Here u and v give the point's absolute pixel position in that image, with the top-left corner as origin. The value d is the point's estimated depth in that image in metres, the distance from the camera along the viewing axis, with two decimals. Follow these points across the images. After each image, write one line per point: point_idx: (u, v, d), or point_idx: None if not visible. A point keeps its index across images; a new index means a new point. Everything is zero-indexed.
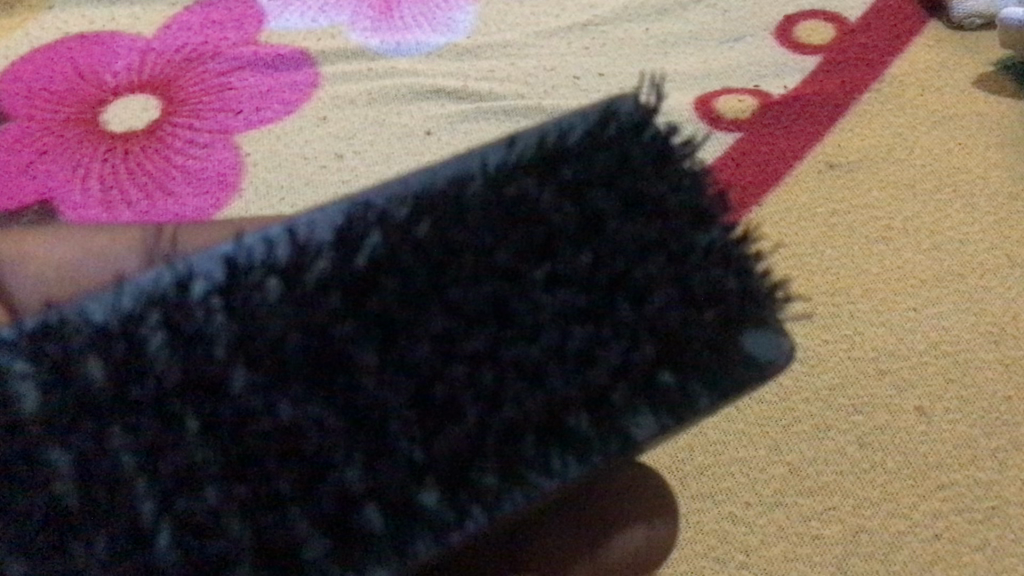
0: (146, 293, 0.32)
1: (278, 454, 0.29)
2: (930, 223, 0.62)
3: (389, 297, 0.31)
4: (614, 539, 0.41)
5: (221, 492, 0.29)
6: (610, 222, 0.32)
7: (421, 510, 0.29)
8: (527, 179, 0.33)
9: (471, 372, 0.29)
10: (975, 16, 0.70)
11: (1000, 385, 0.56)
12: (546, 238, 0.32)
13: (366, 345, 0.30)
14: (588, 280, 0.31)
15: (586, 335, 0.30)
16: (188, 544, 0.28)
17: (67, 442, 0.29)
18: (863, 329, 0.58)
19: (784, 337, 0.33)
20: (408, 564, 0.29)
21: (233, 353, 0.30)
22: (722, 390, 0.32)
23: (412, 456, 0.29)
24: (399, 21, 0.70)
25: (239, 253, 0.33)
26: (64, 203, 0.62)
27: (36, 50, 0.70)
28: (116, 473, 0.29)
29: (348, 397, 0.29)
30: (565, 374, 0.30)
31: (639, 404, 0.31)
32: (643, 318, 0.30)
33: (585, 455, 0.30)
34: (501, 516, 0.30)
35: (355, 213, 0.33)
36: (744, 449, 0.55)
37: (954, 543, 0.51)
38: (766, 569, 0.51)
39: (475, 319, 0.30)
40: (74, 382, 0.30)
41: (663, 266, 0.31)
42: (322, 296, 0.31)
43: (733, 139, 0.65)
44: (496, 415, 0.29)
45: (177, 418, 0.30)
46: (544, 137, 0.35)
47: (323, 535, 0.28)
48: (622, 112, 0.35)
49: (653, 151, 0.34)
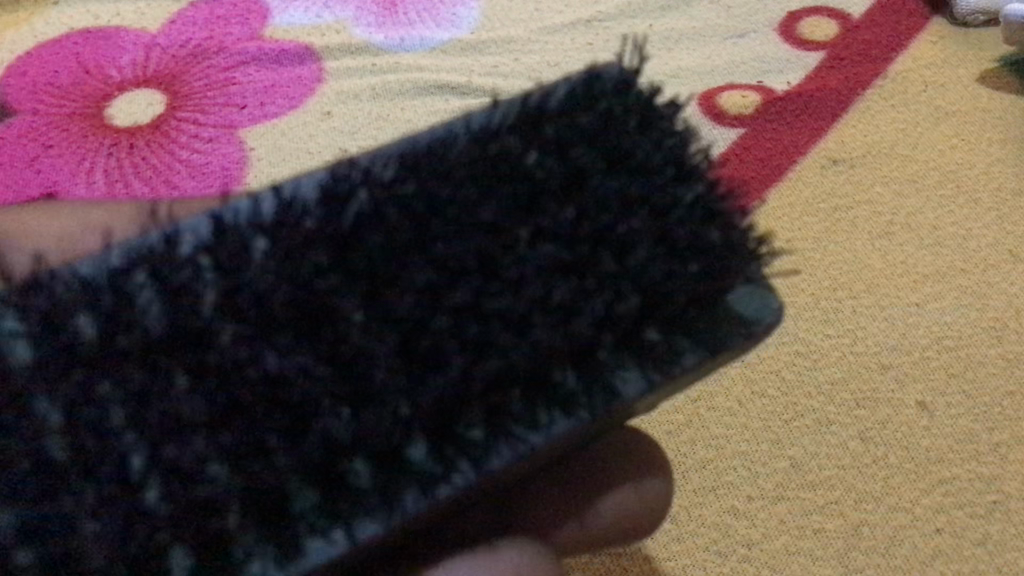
0: (135, 249, 0.33)
1: (265, 404, 0.29)
2: (933, 218, 0.58)
3: (373, 249, 0.31)
4: (601, 503, 0.42)
5: (207, 441, 0.28)
6: (592, 177, 0.32)
7: (409, 463, 0.30)
8: (512, 139, 0.33)
9: (456, 323, 0.29)
10: (979, 12, 0.67)
11: (1002, 379, 0.52)
12: (531, 195, 0.32)
13: (351, 296, 0.30)
14: (573, 235, 0.31)
15: (570, 287, 0.30)
16: (176, 493, 0.28)
17: (55, 395, 0.29)
18: (866, 326, 0.54)
19: (772, 296, 0.34)
20: (396, 521, 0.29)
21: (219, 309, 0.31)
22: (709, 347, 0.32)
23: (399, 410, 0.29)
24: (403, 17, 0.71)
25: (225, 213, 0.34)
26: (70, 196, 0.62)
27: (40, 46, 0.71)
28: (104, 423, 0.29)
29: (332, 346, 0.29)
30: (549, 324, 0.30)
31: (625, 359, 0.31)
32: (627, 270, 0.30)
33: (570, 408, 0.31)
34: (490, 469, 0.30)
35: (339, 173, 0.34)
36: (746, 442, 0.51)
37: (957, 537, 0.47)
38: (767, 564, 0.47)
39: (459, 271, 0.30)
40: (64, 335, 0.30)
41: (646, 220, 0.31)
42: (307, 251, 0.31)
43: (737, 135, 0.63)
44: (479, 367, 0.29)
45: (166, 373, 0.30)
46: (528, 100, 0.35)
47: (313, 487, 0.29)
48: (607, 74, 0.36)
49: (637, 115, 0.34)
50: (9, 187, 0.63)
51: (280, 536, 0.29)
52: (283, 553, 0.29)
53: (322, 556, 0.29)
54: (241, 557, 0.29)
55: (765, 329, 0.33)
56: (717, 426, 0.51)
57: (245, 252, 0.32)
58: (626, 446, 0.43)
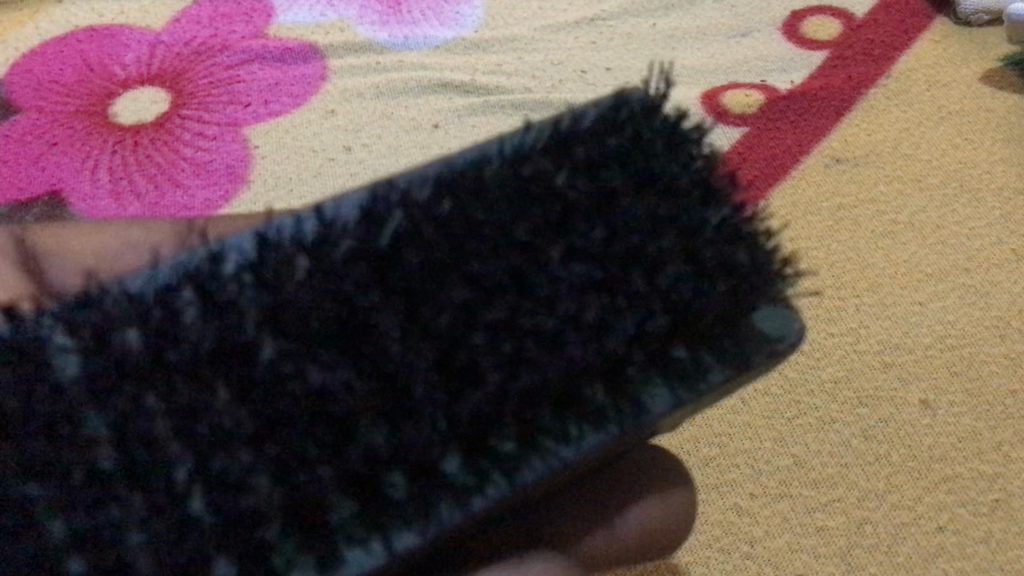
0: (182, 266, 0.34)
1: (309, 418, 0.30)
2: (936, 217, 0.59)
3: (413, 271, 0.32)
4: (627, 513, 0.43)
5: (252, 453, 0.29)
6: (623, 199, 0.33)
7: (444, 476, 0.31)
8: (544, 160, 0.35)
9: (492, 340, 0.31)
10: (982, 11, 0.67)
11: (1005, 378, 0.52)
12: (562, 215, 0.33)
13: (392, 313, 0.31)
14: (603, 254, 0.32)
15: (601, 306, 0.31)
16: (219, 503, 0.29)
17: (106, 407, 0.31)
18: (868, 324, 0.54)
19: (795, 317, 0.35)
20: (432, 532, 0.30)
21: (261, 324, 0.32)
22: (732, 362, 0.33)
23: (437, 422, 0.30)
24: (408, 15, 0.71)
25: (269, 230, 0.35)
26: (74, 194, 0.62)
27: (46, 43, 0.71)
28: (151, 435, 0.30)
29: (373, 361, 0.30)
30: (581, 341, 0.31)
31: (654, 376, 0.32)
32: (657, 289, 0.31)
33: (600, 423, 0.32)
34: (523, 483, 0.31)
35: (379, 193, 0.35)
36: (748, 440, 0.51)
37: (959, 535, 0.48)
38: (771, 561, 0.48)
39: (495, 289, 0.32)
40: (111, 349, 0.32)
41: (674, 241, 0.32)
42: (348, 269, 0.32)
43: (739, 134, 0.63)
44: (515, 383, 0.30)
45: (209, 386, 0.31)
46: (557, 125, 0.36)
47: (351, 499, 0.30)
48: (634, 99, 0.37)
49: (663, 138, 0.36)
50: (14, 186, 0.63)
51: (322, 547, 0.30)
52: (324, 562, 0.30)
53: (361, 567, 0.30)
54: (282, 564, 0.30)
55: (788, 348, 0.34)
56: (718, 425, 0.52)
57: (287, 269, 0.33)
58: (650, 463, 0.44)
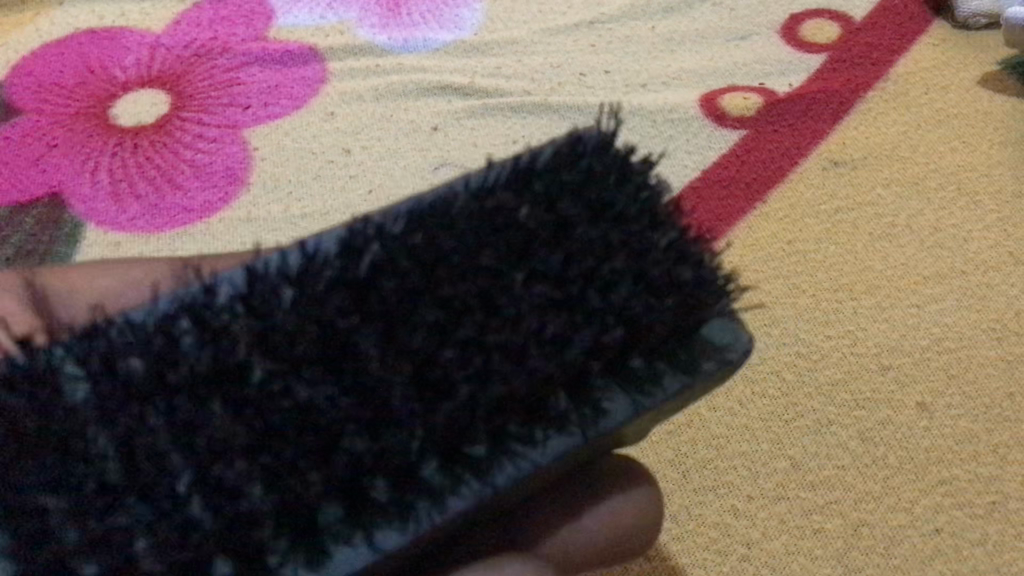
0: (179, 298, 0.35)
1: (297, 431, 0.30)
2: (934, 220, 0.58)
3: (389, 293, 0.33)
4: (598, 505, 0.43)
5: (248, 462, 0.30)
6: (575, 228, 0.34)
7: (423, 481, 0.31)
8: (506, 194, 0.35)
9: (462, 353, 0.31)
10: (981, 14, 0.67)
11: (1002, 381, 0.52)
12: (524, 243, 0.34)
13: (370, 335, 0.32)
14: (561, 275, 0.33)
15: (562, 322, 0.32)
16: (220, 506, 0.29)
17: (114, 426, 0.31)
18: (866, 327, 0.54)
19: (743, 330, 0.36)
20: (414, 531, 0.31)
21: (251, 346, 0.32)
22: (685, 370, 0.34)
23: (412, 443, 0.30)
24: (407, 18, 0.71)
25: (258, 263, 0.35)
26: (74, 195, 0.63)
27: (46, 45, 0.71)
28: (156, 449, 0.30)
29: (354, 376, 0.31)
30: (544, 355, 0.31)
31: (611, 383, 0.33)
32: (609, 306, 0.32)
33: (564, 425, 0.33)
34: (496, 484, 0.32)
35: (356, 228, 0.35)
36: (746, 442, 0.51)
37: (956, 538, 0.48)
38: (768, 563, 0.48)
39: (463, 310, 0.32)
40: (119, 376, 0.32)
41: (626, 262, 0.33)
42: (330, 295, 0.33)
43: (737, 136, 0.63)
44: (485, 392, 0.31)
45: (205, 402, 0.31)
46: (517, 162, 0.37)
47: (337, 503, 0.31)
48: (587, 137, 0.37)
49: (615, 171, 0.36)
50: (14, 188, 0.63)
51: (311, 544, 0.30)
52: (313, 558, 0.30)
53: (349, 565, 0.30)
54: (276, 561, 0.30)
55: (739, 357, 0.35)
56: (717, 427, 0.52)
57: (274, 298, 0.33)
58: (611, 464, 0.44)
